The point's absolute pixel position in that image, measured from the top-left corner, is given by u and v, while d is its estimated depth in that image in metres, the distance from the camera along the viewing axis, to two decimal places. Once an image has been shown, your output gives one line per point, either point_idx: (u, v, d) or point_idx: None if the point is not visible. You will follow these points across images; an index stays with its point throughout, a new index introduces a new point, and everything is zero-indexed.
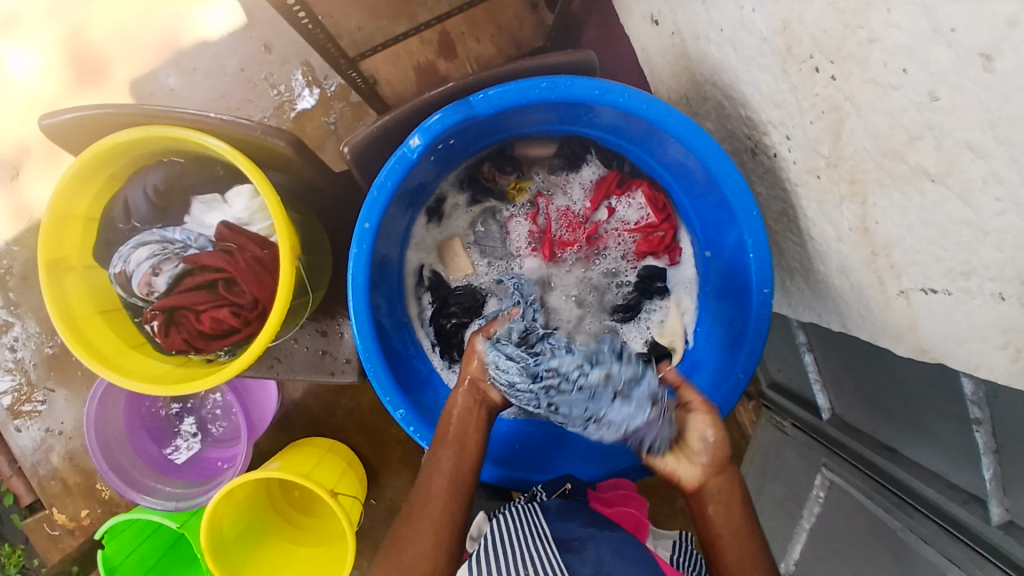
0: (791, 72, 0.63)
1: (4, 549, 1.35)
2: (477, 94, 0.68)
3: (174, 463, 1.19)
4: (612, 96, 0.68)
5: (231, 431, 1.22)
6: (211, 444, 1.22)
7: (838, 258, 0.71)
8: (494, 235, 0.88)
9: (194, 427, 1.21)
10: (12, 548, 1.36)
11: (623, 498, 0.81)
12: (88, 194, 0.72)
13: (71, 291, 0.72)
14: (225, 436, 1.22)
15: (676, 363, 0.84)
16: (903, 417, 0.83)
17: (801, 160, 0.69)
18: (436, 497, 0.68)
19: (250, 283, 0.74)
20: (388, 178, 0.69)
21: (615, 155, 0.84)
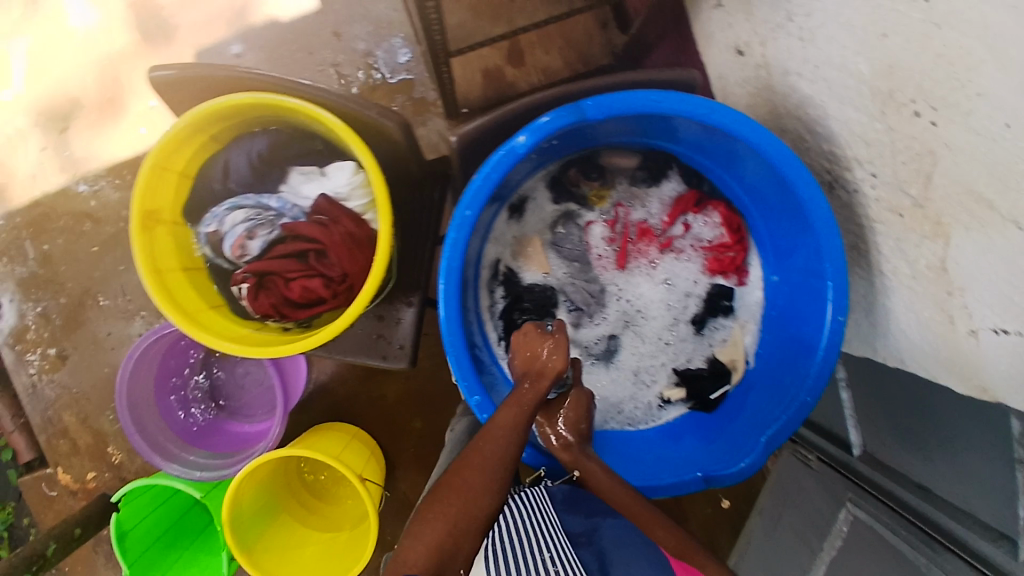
0: (888, 114, 0.67)
1: None
2: (589, 99, 0.71)
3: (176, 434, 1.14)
4: (717, 117, 0.71)
5: (225, 413, 1.22)
6: (201, 425, 1.19)
7: (908, 294, 0.76)
8: (573, 238, 0.88)
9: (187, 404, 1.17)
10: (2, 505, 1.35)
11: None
12: (188, 151, 0.73)
13: (158, 243, 0.73)
14: (226, 412, 1.22)
15: (735, 382, 0.86)
16: (940, 453, 0.87)
17: (883, 199, 0.73)
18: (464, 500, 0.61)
19: (343, 258, 0.75)
20: (494, 169, 0.71)
21: (697, 173, 0.86)
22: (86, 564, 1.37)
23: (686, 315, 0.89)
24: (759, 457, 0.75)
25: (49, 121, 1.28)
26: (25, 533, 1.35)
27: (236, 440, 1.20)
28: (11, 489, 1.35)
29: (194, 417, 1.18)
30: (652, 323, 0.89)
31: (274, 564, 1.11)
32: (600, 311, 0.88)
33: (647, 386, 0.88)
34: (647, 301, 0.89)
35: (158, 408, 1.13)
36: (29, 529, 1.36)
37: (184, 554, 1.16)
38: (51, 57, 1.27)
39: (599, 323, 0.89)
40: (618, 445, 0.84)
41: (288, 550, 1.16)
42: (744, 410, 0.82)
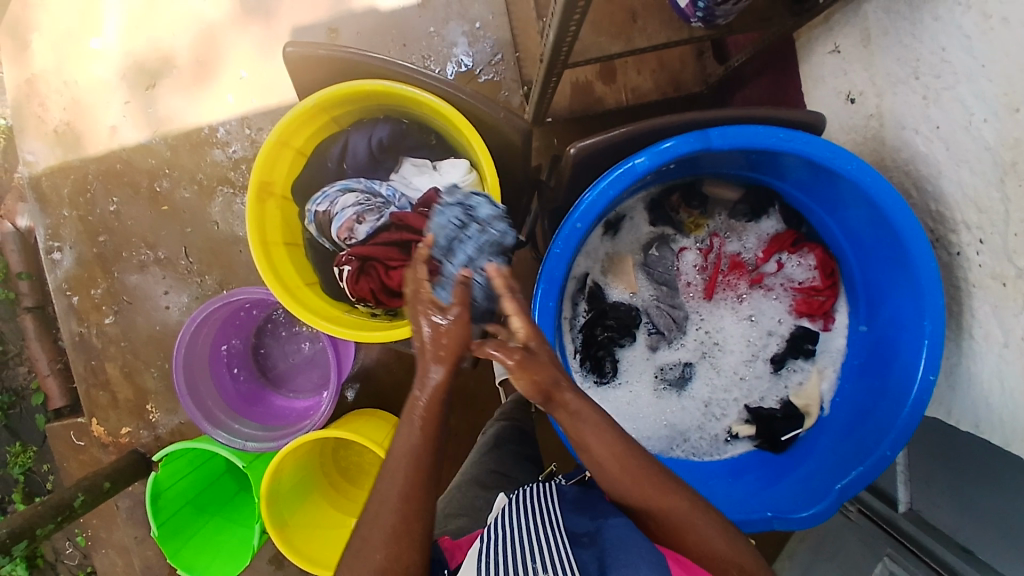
0: (1008, 183, 0.67)
1: (15, 448, 1.38)
2: (715, 129, 0.72)
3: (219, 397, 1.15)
4: (840, 163, 0.71)
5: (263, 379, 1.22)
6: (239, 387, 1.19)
7: (997, 362, 0.75)
8: (665, 262, 0.89)
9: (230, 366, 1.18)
10: (23, 449, 1.38)
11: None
12: (309, 128, 0.75)
13: (269, 215, 0.74)
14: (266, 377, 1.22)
15: (807, 427, 0.86)
16: (995, 522, 0.86)
17: (988, 265, 0.74)
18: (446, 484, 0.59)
19: None
20: (609, 186, 0.73)
21: (797, 215, 0.87)
22: (105, 517, 1.37)
23: (766, 353, 0.90)
24: (830, 506, 0.75)
25: (137, 76, 1.29)
26: (42, 479, 1.38)
27: (276, 411, 1.20)
28: (35, 434, 1.39)
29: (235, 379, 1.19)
30: (730, 356, 0.90)
31: (303, 540, 1.12)
32: (679, 337, 0.90)
33: (716, 419, 0.90)
34: (728, 333, 0.90)
35: (205, 369, 1.14)
36: (46, 475, 1.38)
37: (209, 523, 1.18)
38: (151, 16, 1.29)
39: (677, 348, 0.90)
40: (683, 473, 0.85)
41: (316, 529, 1.16)
42: (814, 456, 0.83)
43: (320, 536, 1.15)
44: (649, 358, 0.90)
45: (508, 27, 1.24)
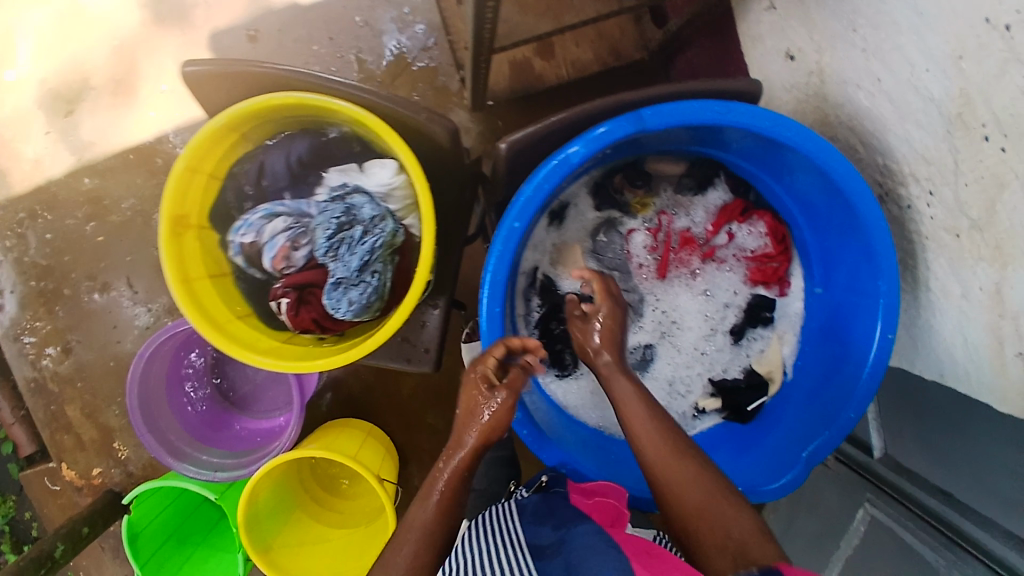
0: (955, 135, 0.66)
1: None
2: (649, 108, 0.68)
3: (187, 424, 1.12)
4: (779, 130, 0.68)
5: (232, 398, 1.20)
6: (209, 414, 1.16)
7: (957, 315, 0.75)
8: (614, 247, 0.87)
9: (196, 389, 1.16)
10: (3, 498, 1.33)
11: (606, 490, 0.71)
12: (220, 150, 0.70)
13: (188, 248, 0.70)
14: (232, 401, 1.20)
15: (772, 394, 0.85)
16: (966, 466, 0.87)
17: (940, 218, 0.72)
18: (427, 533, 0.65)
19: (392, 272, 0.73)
20: (546, 180, 0.69)
21: (744, 181, 0.84)
22: (91, 559, 1.35)
23: (726, 326, 0.88)
24: (800, 474, 0.75)
25: (55, 105, 1.22)
26: (26, 525, 1.34)
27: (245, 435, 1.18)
28: (12, 483, 1.33)
29: (198, 402, 1.15)
30: (691, 334, 0.88)
31: (292, 560, 1.11)
32: (636, 321, 0.88)
33: (682, 396, 0.88)
34: (686, 311, 0.88)
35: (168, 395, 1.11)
36: (30, 522, 1.34)
37: (193, 554, 1.14)
38: (61, 37, 1.21)
39: (635, 333, 0.88)
40: None
41: (303, 546, 1.15)
42: (780, 423, 0.82)
43: (309, 553, 1.14)
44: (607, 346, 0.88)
45: (437, 9, 1.18)
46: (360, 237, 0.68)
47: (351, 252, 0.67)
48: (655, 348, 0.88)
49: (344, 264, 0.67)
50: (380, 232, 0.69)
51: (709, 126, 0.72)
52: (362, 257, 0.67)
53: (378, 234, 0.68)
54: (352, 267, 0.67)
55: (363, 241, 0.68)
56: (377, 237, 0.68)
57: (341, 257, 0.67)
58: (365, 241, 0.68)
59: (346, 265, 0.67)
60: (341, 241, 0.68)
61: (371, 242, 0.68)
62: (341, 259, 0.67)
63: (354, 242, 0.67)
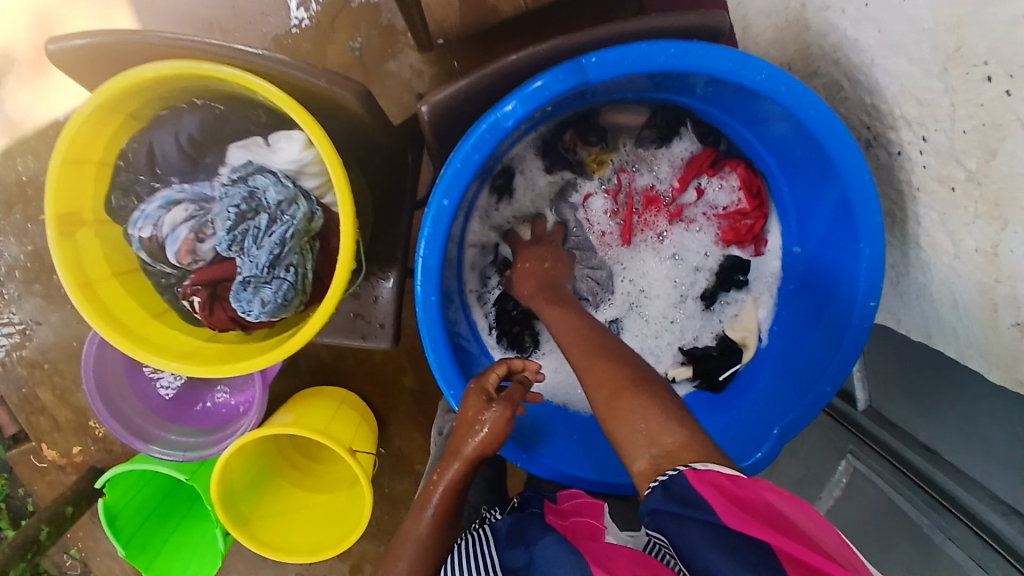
0: (952, 73, 0.55)
1: None
2: (590, 56, 0.57)
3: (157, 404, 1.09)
4: (746, 75, 0.58)
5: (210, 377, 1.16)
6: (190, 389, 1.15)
7: (947, 275, 0.67)
8: (567, 212, 0.82)
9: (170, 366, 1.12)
10: None
11: (580, 508, 0.67)
12: (105, 134, 0.61)
13: (85, 247, 0.63)
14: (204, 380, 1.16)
15: (747, 361, 0.79)
16: (955, 424, 0.82)
17: (932, 167, 0.63)
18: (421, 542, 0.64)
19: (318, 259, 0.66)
20: (474, 150, 0.60)
21: (713, 130, 0.77)
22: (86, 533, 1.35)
23: (698, 290, 0.82)
24: (773, 450, 0.70)
25: None
26: (22, 504, 1.28)
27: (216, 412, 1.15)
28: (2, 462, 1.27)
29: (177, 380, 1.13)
30: (659, 301, 0.83)
31: (272, 533, 1.10)
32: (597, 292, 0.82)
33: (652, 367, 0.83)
34: (653, 278, 0.83)
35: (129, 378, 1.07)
36: (27, 498, 1.28)
37: (180, 524, 1.17)
38: None
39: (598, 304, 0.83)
40: None
41: (284, 516, 1.14)
42: (751, 394, 0.77)
43: (289, 524, 1.14)
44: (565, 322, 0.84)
45: None
46: (265, 226, 0.60)
47: (257, 245, 0.60)
48: (620, 319, 0.83)
49: (252, 258, 0.60)
50: (288, 218, 0.61)
51: (669, 72, 0.61)
52: (271, 250, 0.60)
53: (286, 220, 0.61)
54: (260, 262, 0.60)
55: (270, 230, 0.60)
56: (285, 223, 0.61)
57: (248, 251, 0.61)
58: (271, 230, 0.60)
59: (255, 260, 0.60)
60: (246, 233, 0.60)
61: (279, 231, 0.60)
62: (249, 254, 0.60)
63: (259, 234, 0.60)
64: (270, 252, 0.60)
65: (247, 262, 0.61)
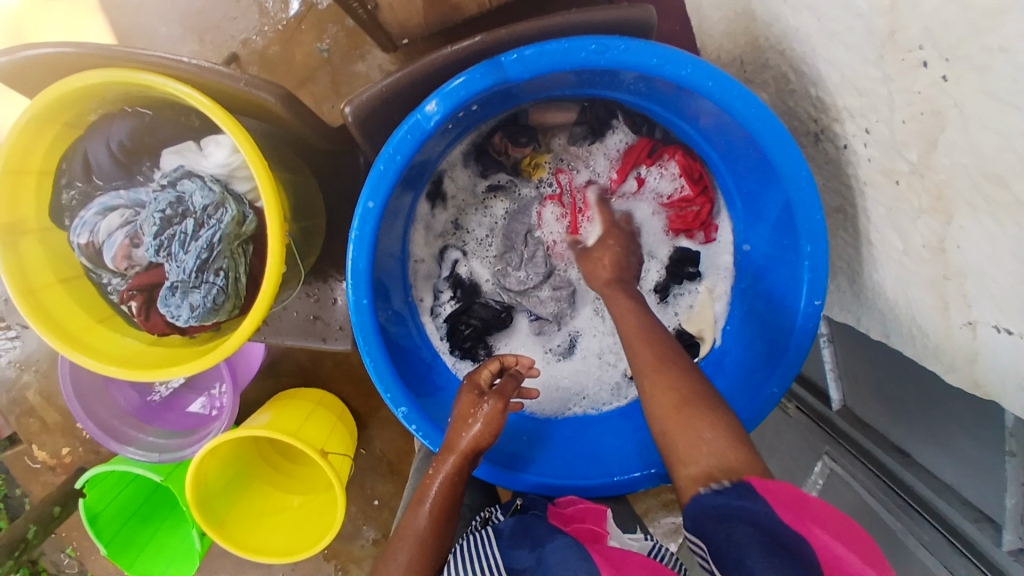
0: (888, 60, 0.53)
1: None
2: (510, 54, 0.57)
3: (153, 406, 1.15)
4: (672, 69, 0.57)
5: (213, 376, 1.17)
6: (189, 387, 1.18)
7: (898, 272, 0.64)
8: (503, 217, 0.84)
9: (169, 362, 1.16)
10: None
11: (584, 513, 0.66)
12: (42, 145, 0.61)
13: (28, 257, 0.63)
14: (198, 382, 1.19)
15: (702, 355, 0.78)
16: (925, 429, 0.79)
17: (876, 160, 0.60)
18: (421, 538, 0.61)
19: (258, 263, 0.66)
20: (398, 151, 0.59)
21: (645, 120, 0.78)
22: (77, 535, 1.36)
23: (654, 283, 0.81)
24: None
25: None
26: (19, 504, 1.29)
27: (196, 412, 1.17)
28: None
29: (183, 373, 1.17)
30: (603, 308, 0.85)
31: (248, 537, 1.11)
32: (540, 290, 0.83)
33: (612, 365, 0.83)
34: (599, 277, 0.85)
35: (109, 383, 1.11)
36: (23, 499, 1.28)
37: (161, 526, 1.17)
38: None
39: (544, 305, 0.84)
40: (589, 432, 0.79)
41: (261, 520, 1.15)
42: None
43: (267, 528, 1.15)
44: (513, 330, 0.86)
45: None
46: (192, 231, 0.60)
47: (183, 251, 0.60)
48: (565, 317, 0.85)
49: (180, 264, 0.61)
50: (215, 223, 0.61)
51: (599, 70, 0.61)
52: (198, 256, 0.60)
53: (212, 224, 0.61)
54: (188, 267, 0.60)
55: (196, 236, 0.60)
56: (210, 228, 0.60)
57: (176, 257, 0.61)
58: (197, 235, 0.60)
59: (183, 267, 0.60)
60: (174, 239, 0.61)
61: (206, 236, 0.60)
62: (178, 261, 0.61)
63: (185, 240, 0.60)
64: (198, 258, 0.60)
65: (176, 268, 0.61)
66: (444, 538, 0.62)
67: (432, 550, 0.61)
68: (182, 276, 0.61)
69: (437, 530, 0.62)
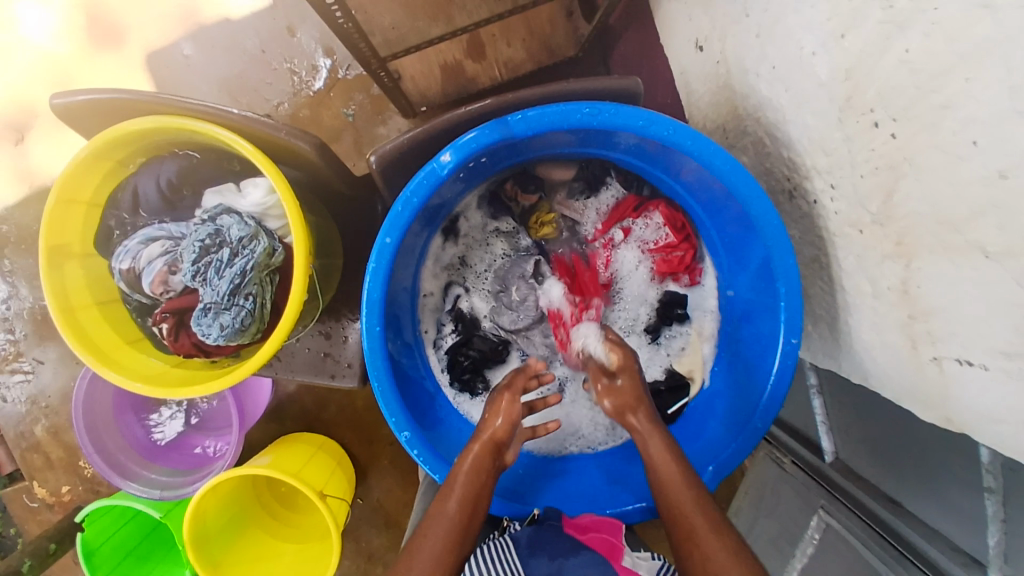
0: (847, 122, 0.61)
1: None
2: (516, 114, 0.65)
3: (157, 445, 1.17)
4: (655, 129, 0.66)
5: (224, 416, 1.20)
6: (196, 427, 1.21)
7: (871, 315, 0.69)
8: (502, 259, 0.91)
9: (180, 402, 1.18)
10: None
11: (600, 524, 0.69)
12: (96, 179, 0.69)
13: (71, 280, 0.69)
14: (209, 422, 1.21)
15: (692, 396, 0.83)
16: (912, 476, 0.81)
17: (843, 212, 0.67)
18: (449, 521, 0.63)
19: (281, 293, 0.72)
20: (415, 194, 0.66)
21: (635, 178, 0.86)
22: None
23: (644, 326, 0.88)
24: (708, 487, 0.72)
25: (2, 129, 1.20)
26: (13, 544, 1.28)
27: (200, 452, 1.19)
28: None
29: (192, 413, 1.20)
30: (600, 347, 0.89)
31: None
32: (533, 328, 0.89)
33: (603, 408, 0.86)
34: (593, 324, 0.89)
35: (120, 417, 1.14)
36: (18, 539, 1.28)
37: (157, 566, 1.14)
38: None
39: (538, 343, 0.89)
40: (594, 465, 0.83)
41: (254, 566, 1.15)
42: (697, 435, 0.80)
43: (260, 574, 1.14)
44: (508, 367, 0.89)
45: None
46: (228, 257, 0.67)
47: (218, 275, 0.66)
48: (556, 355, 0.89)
49: (214, 287, 0.66)
50: (248, 251, 0.67)
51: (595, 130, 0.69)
52: (231, 280, 0.66)
53: (246, 253, 0.67)
54: (222, 289, 0.66)
55: (231, 262, 0.67)
56: (244, 255, 0.67)
57: (211, 281, 0.67)
58: (232, 261, 0.67)
59: (217, 289, 0.66)
60: (210, 264, 0.67)
61: (240, 263, 0.67)
62: (213, 284, 0.67)
63: (220, 265, 0.67)
64: (231, 282, 0.66)
65: (210, 290, 0.67)
66: (470, 525, 0.64)
67: (461, 533, 0.63)
68: (216, 298, 0.67)
69: (465, 515, 0.64)
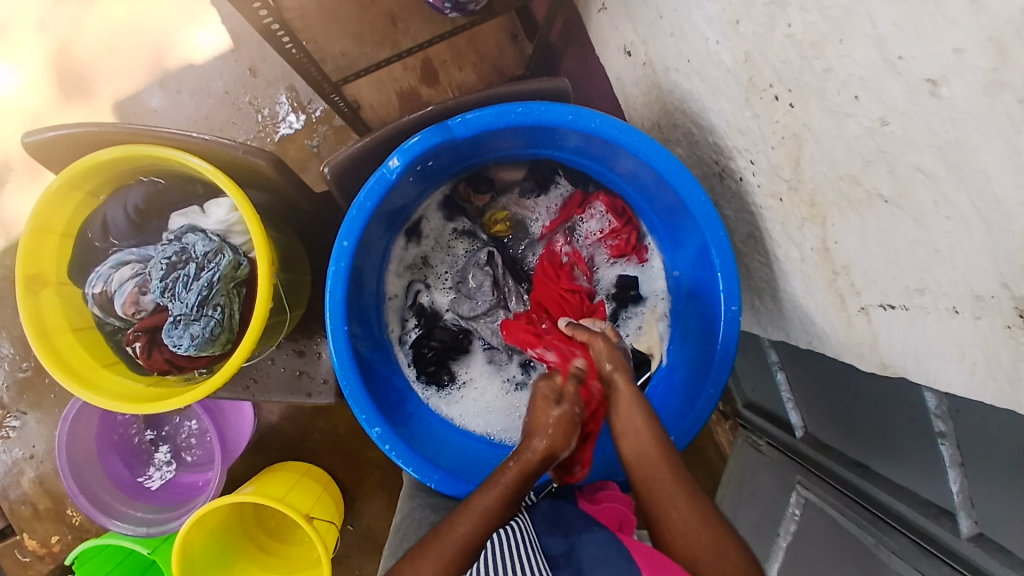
0: (753, 101, 0.67)
1: None
2: (456, 118, 0.71)
3: (146, 487, 1.17)
4: (584, 122, 0.71)
5: (207, 454, 1.20)
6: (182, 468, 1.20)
7: (803, 278, 0.74)
8: (461, 255, 0.95)
9: (168, 454, 1.19)
10: None
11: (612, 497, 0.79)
12: (68, 210, 0.73)
13: (46, 306, 0.72)
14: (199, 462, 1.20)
15: (655, 368, 0.87)
16: (870, 435, 0.84)
17: (765, 185, 0.73)
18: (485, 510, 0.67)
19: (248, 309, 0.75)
20: (367, 199, 0.71)
21: (582, 175, 0.91)
22: None
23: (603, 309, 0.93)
24: None
25: None
26: None
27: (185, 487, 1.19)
28: None
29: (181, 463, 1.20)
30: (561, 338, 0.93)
31: None
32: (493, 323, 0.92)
33: None
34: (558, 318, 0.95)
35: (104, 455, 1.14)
36: None
37: None
38: None
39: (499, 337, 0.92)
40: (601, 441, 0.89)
41: None
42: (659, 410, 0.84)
43: None
44: (471, 359, 0.93)
45: None
46: (196, 271, 0.71)
47: (186, 289, 0.70)
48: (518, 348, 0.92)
49: (184, 301, 0.70)
50: (214, 264, 0.71)
51: (534, 128, 0.74)
52: (199, 293, 0.70)
53: (210, 267, 0.71)
54: (190, 301, 0.70)
55: (195, 274, 0.71)
56: (210, 270, 0.71)
57: (179, 296, 0.70)
58: (199, 275, 0.70)
59: (184, 302, 0.70)
60: (178, 279, 0.71)
61: (208, 276, 0.71)
62: (181, 299, 0.70)
63: (188, 279, 0.70)
64: (198, 295, 0.70)
65: (179, 304, 0.70)
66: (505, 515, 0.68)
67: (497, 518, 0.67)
68: (185, 312, 0.70)
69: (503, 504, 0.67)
